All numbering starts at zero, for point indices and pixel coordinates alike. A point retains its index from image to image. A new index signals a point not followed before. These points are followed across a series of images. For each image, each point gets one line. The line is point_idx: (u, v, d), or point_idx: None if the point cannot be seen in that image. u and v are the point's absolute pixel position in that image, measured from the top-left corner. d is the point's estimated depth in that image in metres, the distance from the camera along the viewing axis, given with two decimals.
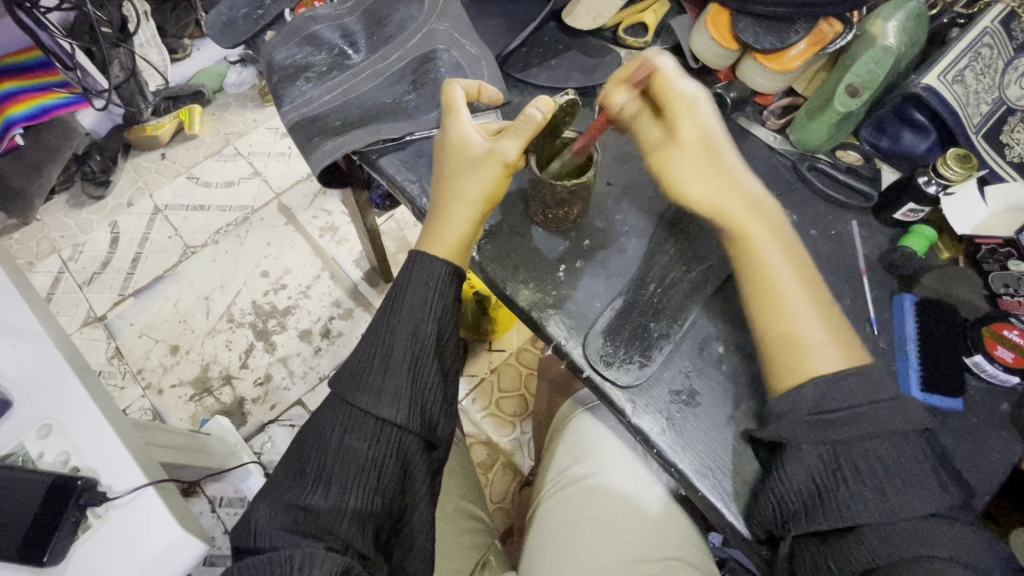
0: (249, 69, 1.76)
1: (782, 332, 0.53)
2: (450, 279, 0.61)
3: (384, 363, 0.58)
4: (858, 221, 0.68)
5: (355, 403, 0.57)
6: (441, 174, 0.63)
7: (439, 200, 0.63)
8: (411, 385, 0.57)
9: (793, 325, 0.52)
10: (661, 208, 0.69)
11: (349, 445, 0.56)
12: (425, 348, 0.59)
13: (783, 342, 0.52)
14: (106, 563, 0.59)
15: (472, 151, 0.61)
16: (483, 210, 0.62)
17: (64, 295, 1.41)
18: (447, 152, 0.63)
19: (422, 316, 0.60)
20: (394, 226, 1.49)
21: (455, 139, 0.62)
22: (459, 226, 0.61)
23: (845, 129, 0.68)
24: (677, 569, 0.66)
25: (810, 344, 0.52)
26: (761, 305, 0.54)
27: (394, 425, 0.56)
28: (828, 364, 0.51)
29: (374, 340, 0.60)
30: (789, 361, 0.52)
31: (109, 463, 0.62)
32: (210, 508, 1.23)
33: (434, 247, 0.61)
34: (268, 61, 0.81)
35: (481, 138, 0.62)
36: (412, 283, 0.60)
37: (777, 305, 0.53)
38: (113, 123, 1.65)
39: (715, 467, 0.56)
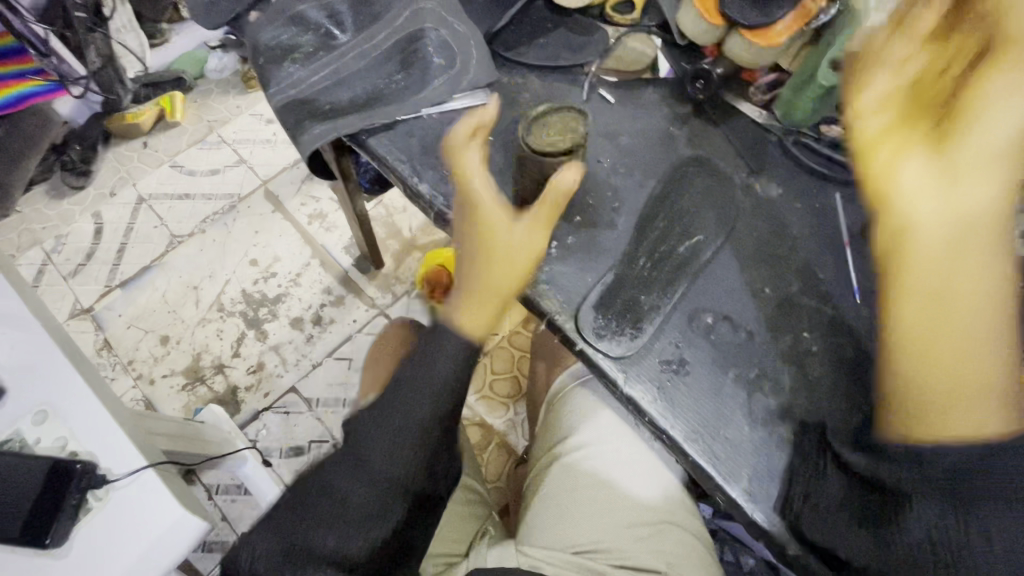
0: (230, 55, 1.72)
1: (976, 381, 0.48)
2: (458, 353, 0.60)
3: (388, 417, 0.58)
4: (842, 193, 0.70)
5: (355, 456, 0.57)
6: (474, 294, 0.61)
7: (475, 284, 0.61)
8: (411, 444, 0.58)
9: (983, 375, 0.48)
10: (651, 184, 0.70)
11: (337, 485, 0.57)
12: (431, 423, 0.58)
13: (971, 396, 0.48)
14: (108, 545, 0.60)
15: (512, 231, 0.61)
16: (518, 294, 0.62)
17: (49, 288, 1.40)
18: (483, 266, 0.61)
19: (427, 380, 0.59)
20: (383, 212, 1.48)
21: (492, 292, 0.61)
22: (494, 308, 0.61)
23: (829, 104, 0.69)
24: (670, 531, 0.70)
25: (988, 397, 0.48)
26: (959, 346, 0.49)
27: (391, 481, 0.57)
28: (1000, 427, 0.48)
29: (381, 390, 0.61)
30: (965, 412, 0.48)
31: (108, 447, 0.63)
32: (207, 496, 1.23)
33: (467, 324, 0.61)
34: (254, 43, 0.80)
35: (508, 218, 0.61)
36: (423, 339, 0.60)
37: (973, 348, 0.48)
38: (91, 110, 1.59)
39: (705, 431, 0.58)
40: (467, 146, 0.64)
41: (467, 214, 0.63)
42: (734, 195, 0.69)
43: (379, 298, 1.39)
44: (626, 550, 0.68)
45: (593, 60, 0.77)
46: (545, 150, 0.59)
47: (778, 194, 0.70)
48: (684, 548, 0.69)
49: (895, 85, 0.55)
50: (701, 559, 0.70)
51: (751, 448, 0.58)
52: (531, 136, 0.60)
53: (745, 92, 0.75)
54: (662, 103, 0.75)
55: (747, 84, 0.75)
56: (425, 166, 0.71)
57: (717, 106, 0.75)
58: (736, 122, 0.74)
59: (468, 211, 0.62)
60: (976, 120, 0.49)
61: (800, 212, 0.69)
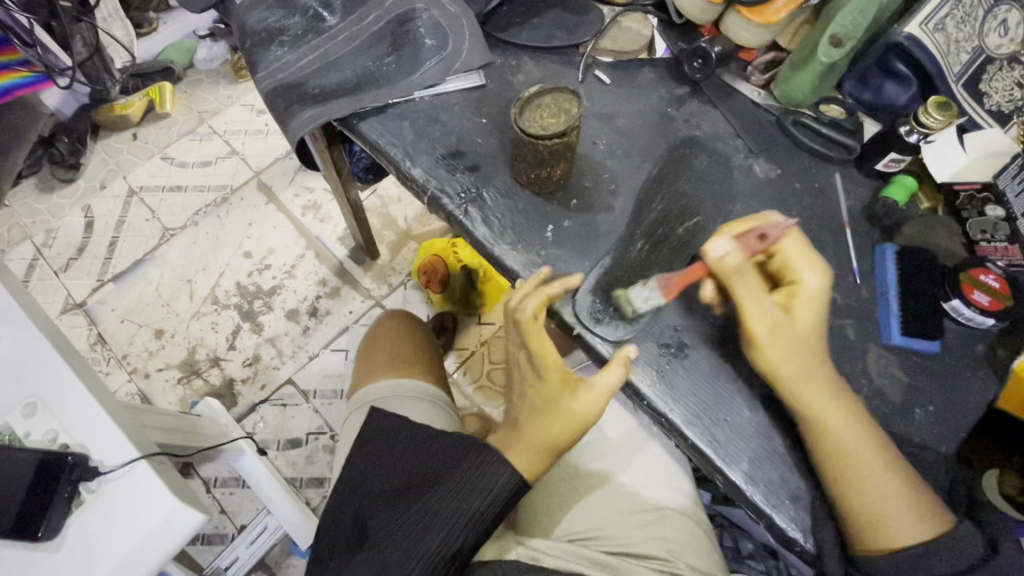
0: (221, 44, 1.67)
1: (863, 509, 0.51)
2: (513, 486, 0.57)
3: (436, 499, 0.57)
4: (841, 173, 0.69)
5: (410, 505, 0.58)
6: (531, 444, 0.57)
7: (532, 440, 0.57)
8: (457, 519, 0.56)
9: (875, 498, 0.50)
10: (648, 166, 0.69)
11: (377, 543, 0.56)
12: (479, 517, 0.56)
13: (864, 520, 0.51)
14: (101, 538, 0.59)
15: (580, 394, 0.57)
16: (569, 448, 0.59)
17: (40, 282, 1.38)
18: (548, 414, 0.57)
19: (478, 488, 0.57)
20: (378, 202, 1.46)
21: (552, 438, 0.57)
22: (534, 459, 0.58)
23: (828, 82, 0.69)
24: (672, 518, 0.70)
25: (891, 515, 0.50)
26: (839, 476, 0.52)
27: (430, 548, 0.55)
28: (913, 534, 0.49)
29: (433, 463, 0.61)
30: (860, 532, 0.51)
31: (100, 439, 0.62)
32: (205, 489, 1.23)
33: (521, 466, 0.57)
34: (241, 27, 0.78)
35: (568, 386, 0.57)
36: (490, 455, 0.58)
37: (853, 476, 0.51)
38: (79, 103, 1.56)
39: (705, 415, 0.58)
40: (541, 291, 0.58)
41: (527, 372, 0.58)
42: (733, 177, 0.68)
43: (375, 289, 1.38)
44: (628, 538, 0.68)
45: (588, 40, 0.76)
46: (537, 132, 0.58)
47: (777, 175, 0.69)
48: (686, 535, 0.69)
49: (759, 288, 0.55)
50: (702, 545, 0.69)
51: (750, 430, 0.58)
52: (524, 117, 0.59)
53: (743, 72, 0.73)
54: (658, 84, 0.74)
55: (745, 63, 0.74)
56: (417, 150, 0.69)
57: (715, 85, 0.73)
58: (734, 103, 0.72)
59: (535, 377, 0.57)
60: (800, 302, 0.54)
61: (800, 193, 0.68)
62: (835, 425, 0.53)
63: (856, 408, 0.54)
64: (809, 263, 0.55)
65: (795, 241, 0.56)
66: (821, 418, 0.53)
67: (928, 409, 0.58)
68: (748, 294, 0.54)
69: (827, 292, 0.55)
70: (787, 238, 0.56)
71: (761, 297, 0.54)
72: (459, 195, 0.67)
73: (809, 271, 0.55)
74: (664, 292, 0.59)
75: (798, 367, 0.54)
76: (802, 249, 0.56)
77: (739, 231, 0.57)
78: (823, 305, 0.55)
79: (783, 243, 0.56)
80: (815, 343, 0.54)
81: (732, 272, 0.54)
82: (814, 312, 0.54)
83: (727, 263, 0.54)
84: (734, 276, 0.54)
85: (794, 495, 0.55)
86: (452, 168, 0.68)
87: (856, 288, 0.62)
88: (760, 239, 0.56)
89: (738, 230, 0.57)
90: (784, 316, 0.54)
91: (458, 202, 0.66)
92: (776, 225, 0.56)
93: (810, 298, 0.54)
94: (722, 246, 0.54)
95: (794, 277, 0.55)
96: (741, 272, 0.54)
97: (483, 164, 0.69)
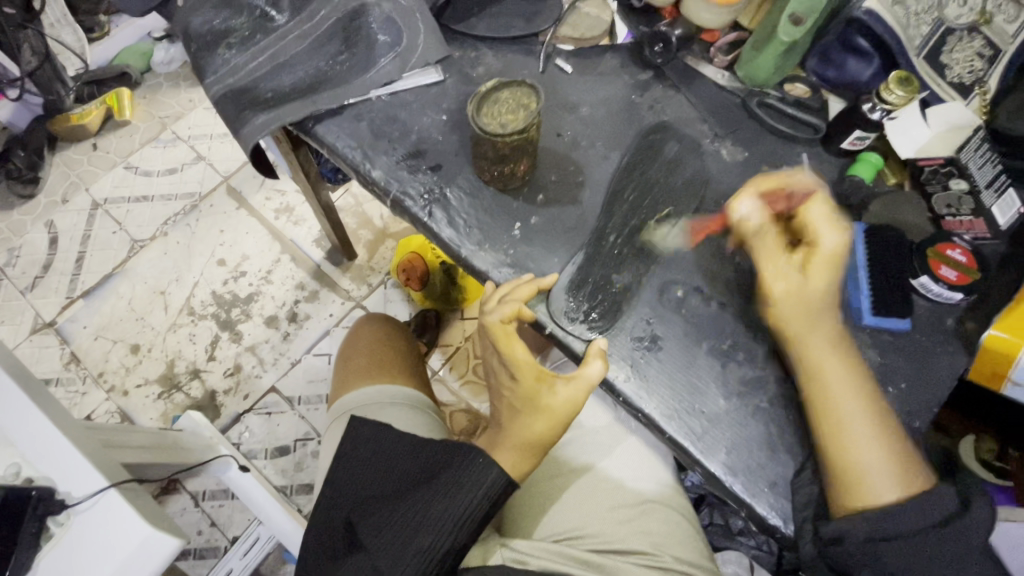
0: (177, 45, 1.62)
1: (844, 466, 0.51)
2: (503, 485, 0.55)
3: (425, 499, 0.55)
4: (808, 153, 0.68)
5: (397, 510, 0.55)
6: (512, 443, 0.56)
7: (514, 439, 0.56)
8: (442, 525, 0.54)
9: (858, 457, 0.50)
10: (616, 157, 0.67)
11: (365, 547, 0.54)
12: (469, 518, 0.54)
13: (845, 478, 0.50)
14: (75, 570, 0.57)
15: (560, 387, 0.55)
16: (555, 442, 0.58)
17: (6, 304, 1.33)
18: (528, 412, 0.56)
19: (467, 488, 0.55)
20: (352, 201, 1.43)
21: (534, 435, 0.56)
22: (525, 459, 0.56)
23: (790, 61, 0.69)
24: (656, 510, 0.70)
25: (870, 476, 0.50)
26: (825, 433, 0.52)
27: (415, 554, 0.53)
28: (891, 493, 0.49)
29: (422, 464, 0.60)
30: (839, 493, 0.51)
31: (65, 470, 0.59)
32: (194, 504, 1.20)
33: (505, 464, 0.56)
34: (186, 30, 0.74)
35: (548, 384, 0.56)
36: (476, 462, 0.55)
37: (839, 432, 0.51)
38: (33, 113, 1.49)
39: (681, 407, 0.58)
40: (511, 300, 0.57)
41: (503, 374, 0.57)
42: (702, 161, 0.67)
43: (355, 291, 1.35)
44: (612, 535, 0.68)
45: (548, 28, 0.74)
46: (495, 129, 0.56)
47: (744, 157, 0.68)
48: (671, 526, 0.69)
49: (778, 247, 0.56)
50: (686, 536, 0.70)
51: (724, 420, 0.57)
52: (482, 115, 0.57)
53: (706, 54, 0.72)
54: (622, 70, 0.72)
55: (708, 44, 0.72)
56: (377, 152, 0.67)
57: (677, 69, 0.72)
58: (698, 86, 0.71)
59: (509, 377, 0.57)
60: (817, 262, 0.54)
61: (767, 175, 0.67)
62: (831, 383, 0.53)
63: (858, 366, 0.53)
64: (830, 223, 0.54)
65: (823, 203, 0.55)
66: (823, 371, 0.53)
67: (901, 386, 0.58)
68: (764, 254, 0.56)
69: (847, 255, 0.54)
70: (811, 200, 0.55)
71: (776, 258, 0.55)
72: (422, 196, 0.65)
73: (828, 231, 0.54)
74: (691, 235, 0.63)
75: (803, 323, 0.54)
76: (829, 211, 0.55)
77: (767, 189, 0.59)
78: (842, 266, 0.54)
79: (807, 205, 0.55)
80: (828, 302, 0.54)
81: (753, 230, 0.57)
82: (829, 274, 0.54)
83: (746, 225, 0.57)
84: (751, 236, 0.57)
85: (770, 481, 0.55)
86: (414, 168, 0.66)
87: None
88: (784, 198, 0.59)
89: (768, 187, 0.59)
90: (793, 277, 0.54)
91: (422, 203, 0.65)
92: (802, 190, 0.58)
93: (827, 260, 0.53)
94: (744, 205, 0.58)
95: (814, 236, 0.54)
96: (760, 235, 0.57)
97: (445, 163, 0.67)
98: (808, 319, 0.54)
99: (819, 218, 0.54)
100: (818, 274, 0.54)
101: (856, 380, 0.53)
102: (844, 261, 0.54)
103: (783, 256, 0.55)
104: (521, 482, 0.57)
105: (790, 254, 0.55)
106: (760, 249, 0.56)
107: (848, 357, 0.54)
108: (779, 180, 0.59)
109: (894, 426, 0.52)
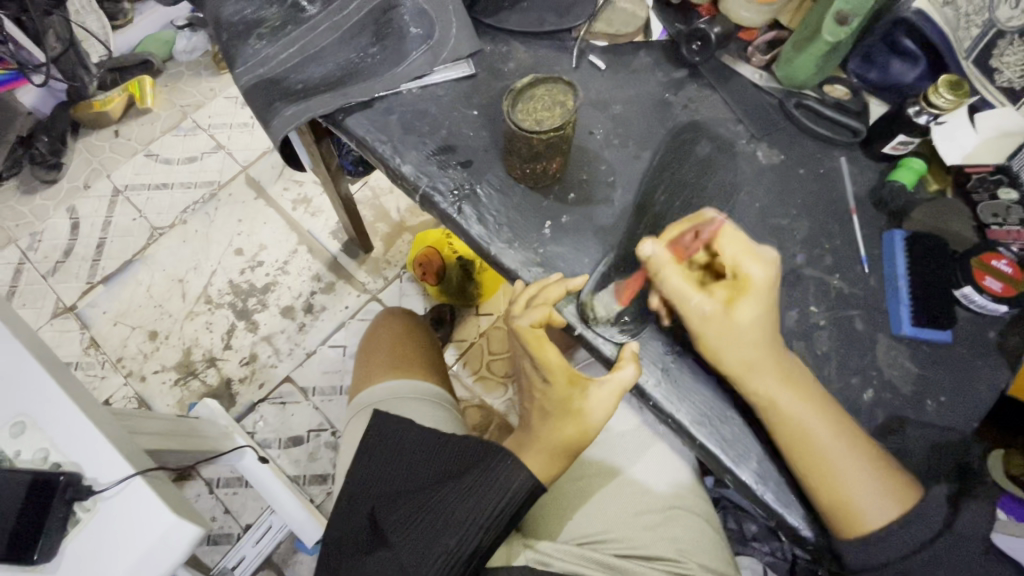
0: (199, 34, 1.62)
1: (827, 497, 0.51)
2: (530, 489, 0.54)
3: (451, 498, 0.55)
4: (847, 157, 0.66)
5: (424, 507, 0.55)
6: (541, 447, 0.55)
7: (543, 443, 0.55)
8: (468, 526, 0.53)
9: (838, 485, 0.50)
10: (648, 156, 0.66)
11: (391, 543, 0.54)
12: (495, 521, 0.54)
13: (830, 506, 0.51)
14: (101, 557, 0.57)
15: (591, 391, 0.55)
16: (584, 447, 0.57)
17: (28, 287, 1.35)
18: (558, 416, 0.55)
19: (495, 490, 0.54)
20: (370, 193, 1.43)
21: (562, 439, 0.55)
22: (554, 463, 0.56)
23: (833, 61, 0.66)
24: (680, 517, 0.69)
25: (859, 503, 0.50)
26: (803, 469, 0.52)
27: (440, 553, 0.53)
28: (880, 517, 0.49)
29: (448, 462, 0.59)
30: (834, 520, 0.51)
31: (92, 456, 0.59)
32: (208, 490, 1.21)
33: (535, 469, 0.55)
34: (217, 19, 0.74)
35: (579, 387, 0.55)
36: (503, 466, 0.55)
37: (812, 463, 0.51)
38: (56, 99, 1.52)
39: (712, 414, 0.57)
40: (542, 302, 0.56)
41: (533, 377, 0.57)
42: (738, 163, 0.66)
43: (371, 283, 1.35)
44: (636, 540, 0.67)
45: (581, 23, 0.72)
46: (531, 126, 0.55)
47: (780, 160, 0.66)
48: (695, 533, 0.69)
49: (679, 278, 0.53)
50: (711, 542, 0.69)
51: (755, 427, 0.56)
52: (517, 111, 0.56)
53: (743, 53, 0.71)
54: (656, 68, 0.71)
55: (745, 43, 0.71)
56: (406, 146, 0.67)
57: (713, 68, 0.70)
58: (734, 85, 0.70)
59: (540, 379, 0.56)
60: (744, 298, 0.52)
61: (804, 179, 0.66)
62: (791, 419, 0.52)
63: (815, 396, 0.53)
64: (751, 255, 0.53)
65: (734, 235, 0.54)
66: (776, 410, 0.52)
67: (940, 400, 0.57)
68: (675, 292, 0.53)
69: (772, 287, 0.52)
70: (722, 233, 0.54)
71: (692, 293, 0.53)
72: (452, 192, 0.64)
73: (752, 264, 0.52)
74: (619, 296, 0.59)
75: (743, 364, 0.52)
76: (743, 244, 0.53)
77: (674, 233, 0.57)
78: (769, 300, 0.52)
79: (718, 241, 0.54)
80: (764, 337, 0.52)
81: (658, 269, 0.54)
82: (757, 306, 0.52)
83: (653, 261, 0.54)
84: (657, 275, 0.54)
85: (802, 492, 0.54)
86: (443, 164, 0.66)
87: (863, 278, 0.61)
88: (693, 236, 0.57)
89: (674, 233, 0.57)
90: (717, 312, 0.52)
91: (451, 199, 0.64)
92: (712, 223, 0.56)
93: (754, 294, 0.52)
94: (651, 244, 0.54)
95: (738, 273, 0.53)
96: (666, 272, 0.53)
97: (475, 159, 0.66)
98: (755, 357, 0.52)
99: (733, 258, 0.53)
100: (754, 311, 0.52)
101: (818, 415, 0.52)
102: (773, 293, 0.53)
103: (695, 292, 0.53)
104: (548, 485, 0.56)
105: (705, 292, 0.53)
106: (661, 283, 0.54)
107: (798, 386, 0.53)
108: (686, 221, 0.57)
109: (873, 448, 0.52)
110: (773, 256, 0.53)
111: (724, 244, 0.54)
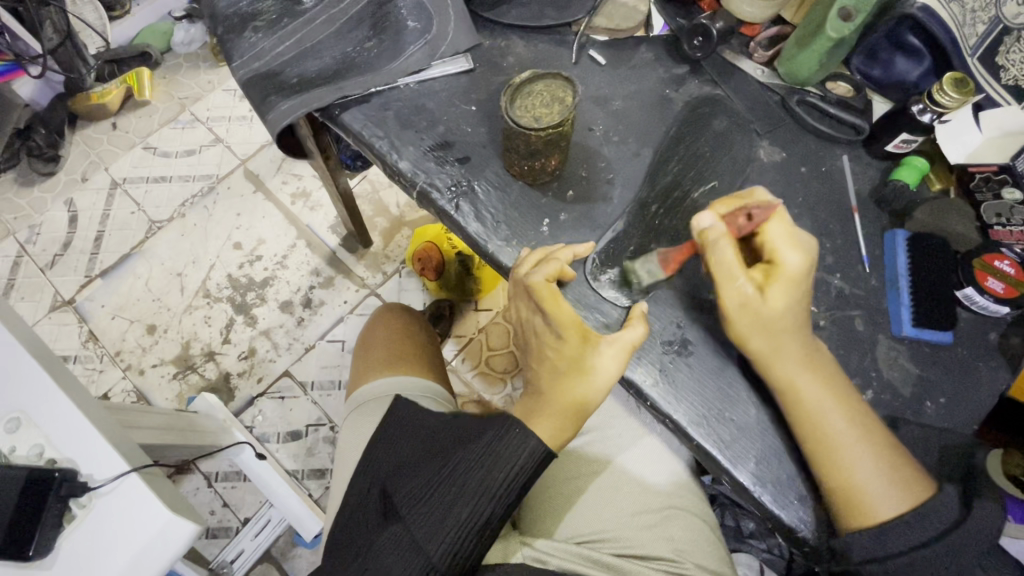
0: (198, 26, 1.61)
1: (834, 486, 0.51)
2: (540, 456, 0.54)
3: (461, 467, 0.54)
4: (849, 155, 0.66)
5: (434, 478, 0.55)
6: (554, 407, 0.55)
7: (556, 403, 0.55)
8: (478, 494, 0.53)
9: (848, 474, 0.51)
10: (649, 153, 0.65)
11: (403, 517, 0.54)
12: (507, 488, 0.54)
13: (837, 494, 0.51)
14: (97, 553, 0.57)
15: (604, 348, 0.54)
16: (594, 410, 0.56)
17: (26, 280, 1.34)
18: (569, 373, 0.55)
19: (505, 458, 0.54)
20: (368, 187, 1.42)
21: (575, 398, 0.54)
22: (566, 423, 0.55)
23: (837, 57, 0.65)
24: (677, 517, 0.69)
25: (865, 493, 0.50)
26: (814, 452, 0.52)
27: (454, 523, 0.53)
28: (889, 509, 0.50)
29: (458, 430, 0.59)
30: (840, 511, 0.51)
31: (87, 452, 0.58)
32: (207, 484, 1.21)
33: (543, 434, 0.54)
34: (212, 11, 0.73)
35: (591, 344, 0.55)
36: (511, 434, 0.54)
37: (828, 449, 0.51)
38: (55, 91, 1.50)
39: (709, 414, 0.56)
40: (552, 261, 0.57)
41: (546, 334, 0.56)
42: (741, 161, 0.65)
43: (369, 278, 1.35)
44: (634, 539, 0.67)
45: (582, 18, 0.71)
46: (529, 123, 0.54)
47: (782, 158, 0.66)
48: (692, 533, 0.68)
49: (729, 256, 0.53)
50: (709, 543, 0.69)
51: (756, 427, 0.56)
52: (515, 107, 0.56)
53: (746, 48, 0.70)
54: (656, 64, 0.70)
55: (748, 39, 0.70)
56: (403, 142, 0.66)
57: (716, 64, 0.69)
58: (737, 81, 0.69)
59: (553, 337, 0.56)
60: (780, 289, 0.52)
61: (806, 178, 0.65)
62: (807, 403, 0.52)
63: (835, 380, 0.53)
64: (792, 243, 0.53)
65: (782, 222, 0.53)
66: (796, 391, 0.53)
67: (939, 402, 0.56)
68: (723, 272, 0.53)
69: (808, 272, 0.53)
70: (771, 221, 0.54)
71: (737, 275, 0.53)
72: (449, 189, 0.64)
73: (792, 251, 0.52)
74: (665, 266, 0.59)
75: (764, 339, 0.53)
76: (788, 231, 0.53)
77: (724, 209, 0.56)
78: (804, 286, 0.53)
79: (768, 224, 0.54)
80: (788, 321, 0.52)
81: (711, 243, 0.53)
82: (790, 293, 0.52)
83: (709, 234, 0.53)
84: (711, 249, 0.53)
85: (803, 493, 0.54)
86: (441, 160, 0.65)
87: (865, 278, 0.61)
88: (745, 218, 0.55)
89: (726, 209, 0.56)
90: (755, 296, 0.52)
91: (449, 196, 0.63)
92: (762, 206, 0.55)
93: (790, 279, 0.52)
94: (709, 218, 0.53)
95: (777, 258, 0.53)
96: (719, 246, 0.52)
97: (473, 155, 0.65)
98: (785, 344, 0.53)
99: (778, 245, 0.53)
100: (780, 302, 0.52)
101: (834, 399, 0.52)
102: (807, 279, 0.53)
103: (744, 275, 0.53)
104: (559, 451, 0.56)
105: (750, 276, 0.53)
106: (712, 260, 0.53)
107: (819, 367, 0.53)
108: (742, 196, 0.56)
109: (884, 433, 0.52)
110: (813, 246, 0.53)
111: (774, 236, 0.53)
